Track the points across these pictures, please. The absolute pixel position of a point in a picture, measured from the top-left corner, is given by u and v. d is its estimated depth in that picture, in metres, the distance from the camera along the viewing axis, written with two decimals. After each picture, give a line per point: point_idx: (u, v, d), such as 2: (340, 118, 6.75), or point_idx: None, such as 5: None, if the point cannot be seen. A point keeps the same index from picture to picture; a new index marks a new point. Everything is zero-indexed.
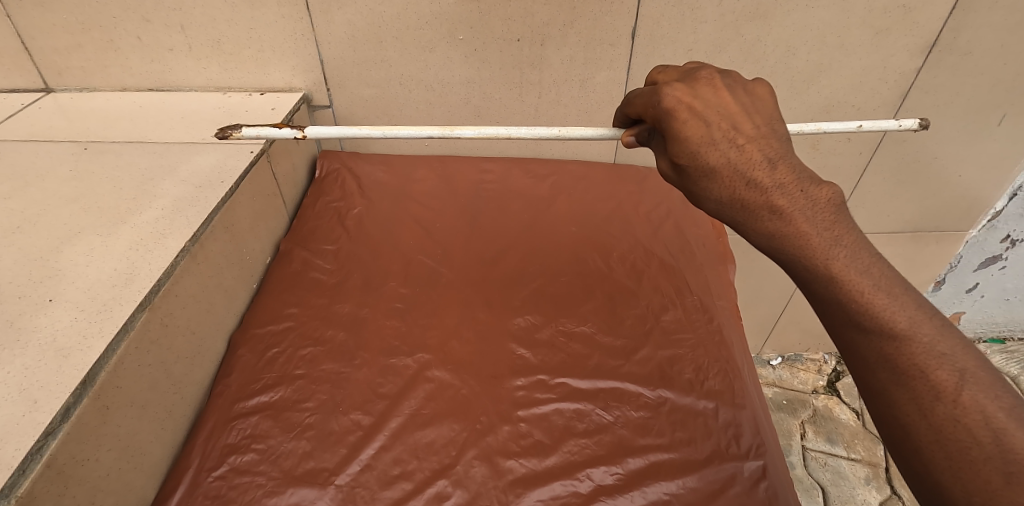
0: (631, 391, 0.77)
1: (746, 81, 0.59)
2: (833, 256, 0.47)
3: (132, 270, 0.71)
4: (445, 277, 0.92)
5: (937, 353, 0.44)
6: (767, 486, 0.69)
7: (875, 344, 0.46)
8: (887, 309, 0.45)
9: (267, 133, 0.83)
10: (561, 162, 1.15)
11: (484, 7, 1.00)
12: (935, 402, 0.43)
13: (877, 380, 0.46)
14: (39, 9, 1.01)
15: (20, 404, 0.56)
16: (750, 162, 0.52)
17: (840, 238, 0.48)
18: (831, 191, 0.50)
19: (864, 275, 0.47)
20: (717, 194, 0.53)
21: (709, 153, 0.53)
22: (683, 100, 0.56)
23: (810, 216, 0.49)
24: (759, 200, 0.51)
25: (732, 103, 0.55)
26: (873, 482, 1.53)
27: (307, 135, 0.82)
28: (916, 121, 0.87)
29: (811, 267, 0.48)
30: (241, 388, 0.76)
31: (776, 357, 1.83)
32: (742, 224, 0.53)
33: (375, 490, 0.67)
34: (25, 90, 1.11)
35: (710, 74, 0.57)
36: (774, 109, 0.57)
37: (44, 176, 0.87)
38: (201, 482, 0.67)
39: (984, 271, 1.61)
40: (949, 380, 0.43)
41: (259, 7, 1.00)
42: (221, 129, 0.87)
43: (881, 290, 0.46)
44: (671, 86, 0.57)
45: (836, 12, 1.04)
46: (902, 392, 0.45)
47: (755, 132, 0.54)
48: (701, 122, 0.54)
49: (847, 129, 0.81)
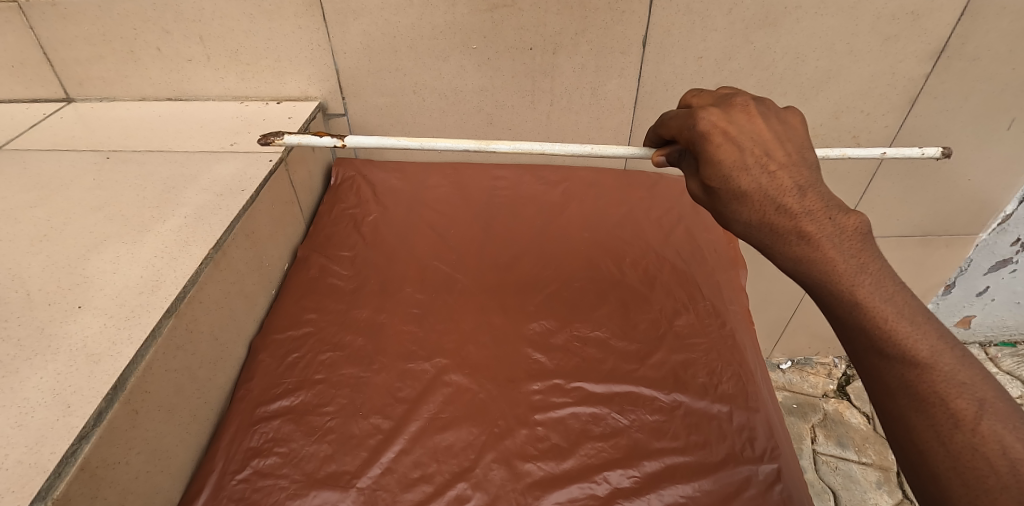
0: (646, 395, 0.78)
1: (778, 110, 0.59)
2: (858, 281, 0.47)
3: (158, 277, 0.73)
4: (460, 282, 0.93)
5: (956, 382, 0.44)
6: (781, 488, 0.70)
7: (897, 369, 0.46)
8: (909, 336, 0.45)
9: (309, 141, 0.83)
10: (572, 168, 1.17)
11: (497, 17, 1.01)
12: (953, 430, 0.43)
13: (897, 405, 0.46)
14: (62, 21, 1.04)
15: (54, 408, 0.58)
16: (780, 188, 0.52)
17: (866, 265, 0.48)
18: (858, 220, 0.50)
19: (888, 303, 0.47)
20: (747, 216, 0.53)
21: (740, 178, 0.53)
22: (719, 125, 0.56)
23: (837, 242, 0.49)
24: (787, 224, 0.51)
25: (765, 130, 0.55)
26: (885, 486, 1.53)
27: (347, 144, 0.83)
28: (939, 149, 0.88)
29: (836, 291, 0.48)
30: (263, 392, 0.77)
31: (785, 361, 1.84)
32: (769, 247, 0.53)
33: (396, 493, 0.68)
34: (47, 100, 1.14)
35: (745, 101, 0.58)
36: (806, 139, 0.57)
37: (68, 186, 0.89)
38: (226, 484, 0.68)
39: (994, 275, 1.61)
40: (968, 409, 0.43)
41: (276, 18, 1.02)
42: (264, 136, 0.84)
43: (904, 318, 0.46)
44: (707, 110, 0.57)
45: (845, 19, 1.05)
46: (921, 418, 0.45)
47: (787, 159, 0.54)
48: (735, 146, 0.54)
49: (871, 155, 0.82)
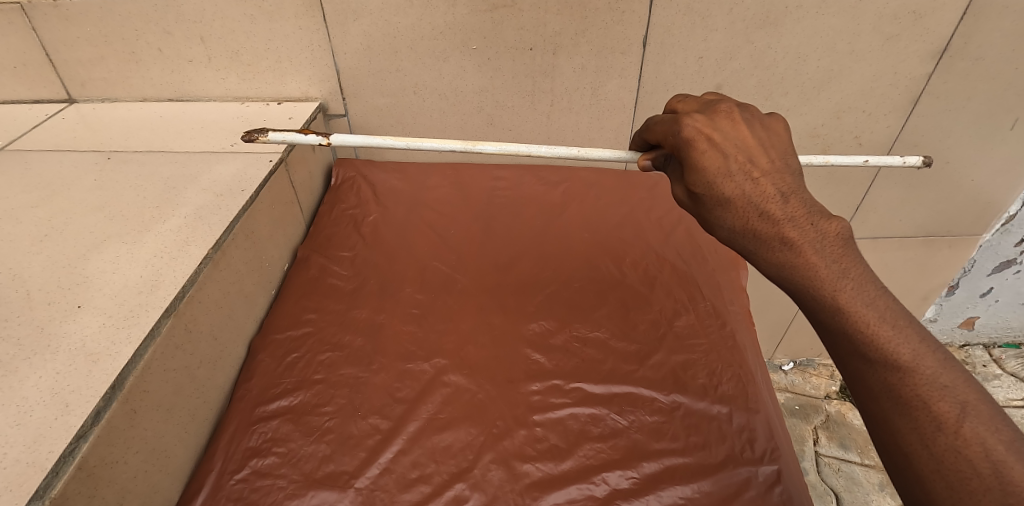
0: (646, 396, 0.78)
1: (763, 115, 0.58)
2: (840, 286, 0.47)
3: (158, 277, 0.73)
4: (459, 283, 0.93)
5: (939, 385, 0.44)
6: (782, 490, 0.69)
7: (880, 373, 0.46)
8: (891, 340, 0.45)
9: (293, 138, 0.82)
10: (572, 168, 1.17)
11: (497, 17, 1.01)
12: (936, 432, 0.43)
13: (880, 408, 0.46)
14: (64, 22, 1.04)
15: (53, 408, 0.58)
16: (764, 196, 0.51)
17: (848, 270, 0.48)
18: (840, 226, 0.50)
19: (870, 307, 0.46)
20: (731, 223, 0.52)
21: (724, 184, 0.52)
22: (703, 131, 0.55)
23: (819, 248, 0.48)
24: (770, 231, 0.50)
25: (749, 137, 0.54)
26: (888, 489, 1.52)
27: (331, 142, 0.82)
28: (920, 159, 0.88)
29: (818, 296, 0.48)
30: (262, 392, 0.77)
31: (788, 363, 1.83)
32: (753, 253, 0.52)
33: (394, 493, 0.68)
34: (49, 100, 1.14)
35: (730, 107, 0.56)
36: (789, 145, 0.56)
37: (68, 186, 0.89)
38: (224, 484, 0.68)
39: (998, 276, 1.60)
40: (950, 412, 0.43)
41: (276, 19, 1.03)
42: (246, 132, 0.81)
43: (886, 321, 0.46)
44: (691, 116, 0.56)
45: (847, 19, 1.05)
46: (904, 421, 0.45)
47: (770, 166, 0.53)
48: (719, 153, 0.53)
49: (853, 163, 0.82)
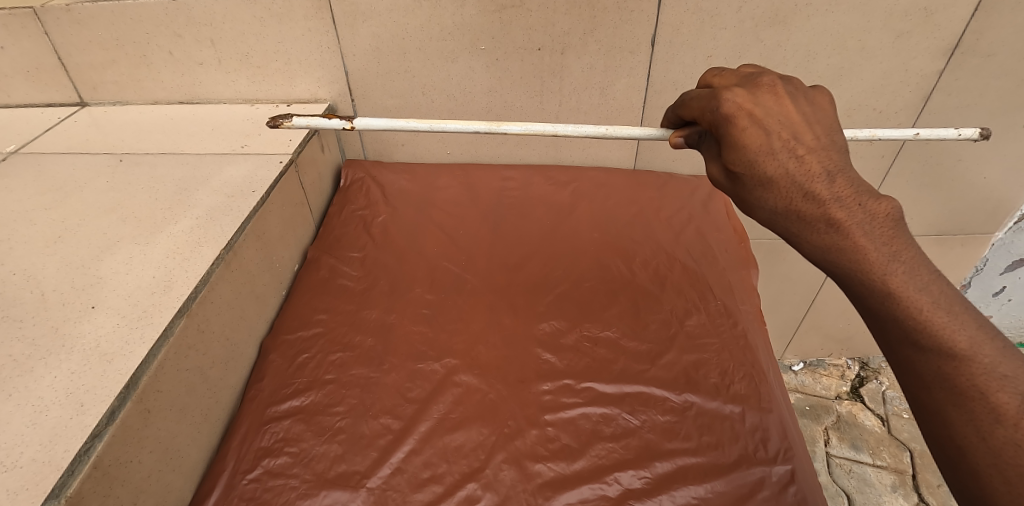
0: (658, 395, 0.77)
1: (806, 88, 0.58)
2: (891, 270, 0.46)
3: (171, 278, 0.74)
4: (470, 283, 0.93)
5: (997, 375, 0.43)
6: (796, 490, 0.69)
7: (933, 362, 0.45)
8: (946, 327, 0.44)
9: (317, 123, 0.88)
10: (581, 169, 1.17)
11: (505, 17, 1.02)
12: (995, 425, 0.42)
13: (933, 398, 0.45)
14: (75, 26, 1.05)
15: (68, 407, 0.59)
16: (808, 174, 0.50)
17: (899, 253, 0.47)
18: (890, 206, 0.49)
19: (924, 292, 0.45)
20: (773, 203, 0.52)
21: (766, 162, 0.52)
22: (744, 106, 0.54)
23: (868, 230, 0.48)
24: (815, 212, 0.50)
25: (793, 111, 0.54)
26: (901, 490, 1.50)
27: (354, 125, 0.85)
28: (977, 130, 0.86)
29: (867, 281, 0.47)
30: (273, 392, 0.77)
31: (797, 363, 1.82)
32: (796, 235, 0.52)
33: (406, 493, 0.68)
34: (62, 104, 1.15)
35: (772, 80, 0.56)
36: (834, 119, 0.55)
37: (82, 188, 0.90)
38: (237, 484, 0.69)
39: (1011, 274, 1.58)
40: (1011, 403, 0.42)
41: (286, 21, 1.03)
42: (273, 118, 0.88)
43: (941, 307, 0.45)
44: (732, 90, 0.55)
45: (857, 16, 1.04)
46: (958, 413, 0.44)
47: (816, 142, 0.52)
48: (761, 130, 0.53)
49: (903, 135, 0.81)
